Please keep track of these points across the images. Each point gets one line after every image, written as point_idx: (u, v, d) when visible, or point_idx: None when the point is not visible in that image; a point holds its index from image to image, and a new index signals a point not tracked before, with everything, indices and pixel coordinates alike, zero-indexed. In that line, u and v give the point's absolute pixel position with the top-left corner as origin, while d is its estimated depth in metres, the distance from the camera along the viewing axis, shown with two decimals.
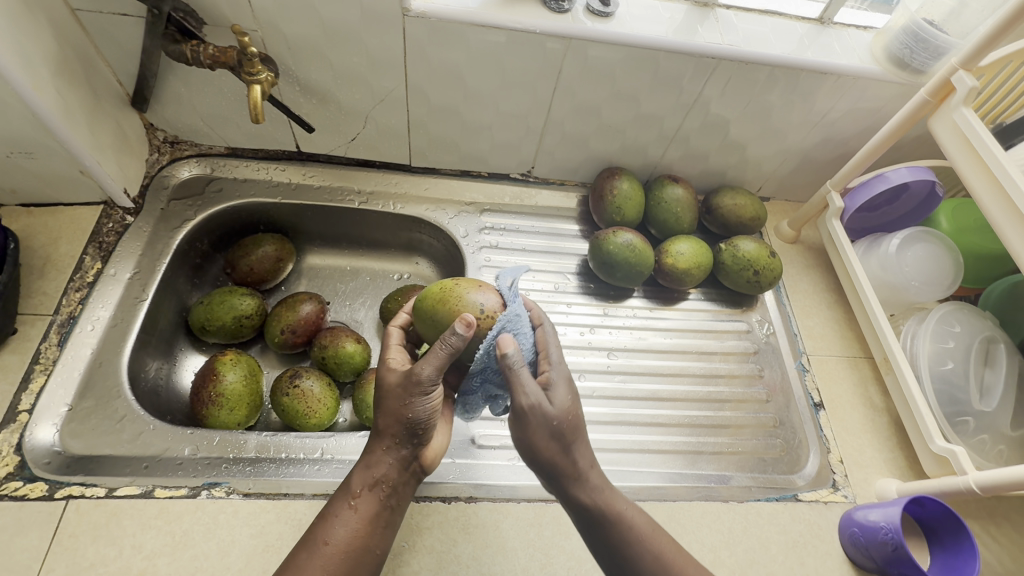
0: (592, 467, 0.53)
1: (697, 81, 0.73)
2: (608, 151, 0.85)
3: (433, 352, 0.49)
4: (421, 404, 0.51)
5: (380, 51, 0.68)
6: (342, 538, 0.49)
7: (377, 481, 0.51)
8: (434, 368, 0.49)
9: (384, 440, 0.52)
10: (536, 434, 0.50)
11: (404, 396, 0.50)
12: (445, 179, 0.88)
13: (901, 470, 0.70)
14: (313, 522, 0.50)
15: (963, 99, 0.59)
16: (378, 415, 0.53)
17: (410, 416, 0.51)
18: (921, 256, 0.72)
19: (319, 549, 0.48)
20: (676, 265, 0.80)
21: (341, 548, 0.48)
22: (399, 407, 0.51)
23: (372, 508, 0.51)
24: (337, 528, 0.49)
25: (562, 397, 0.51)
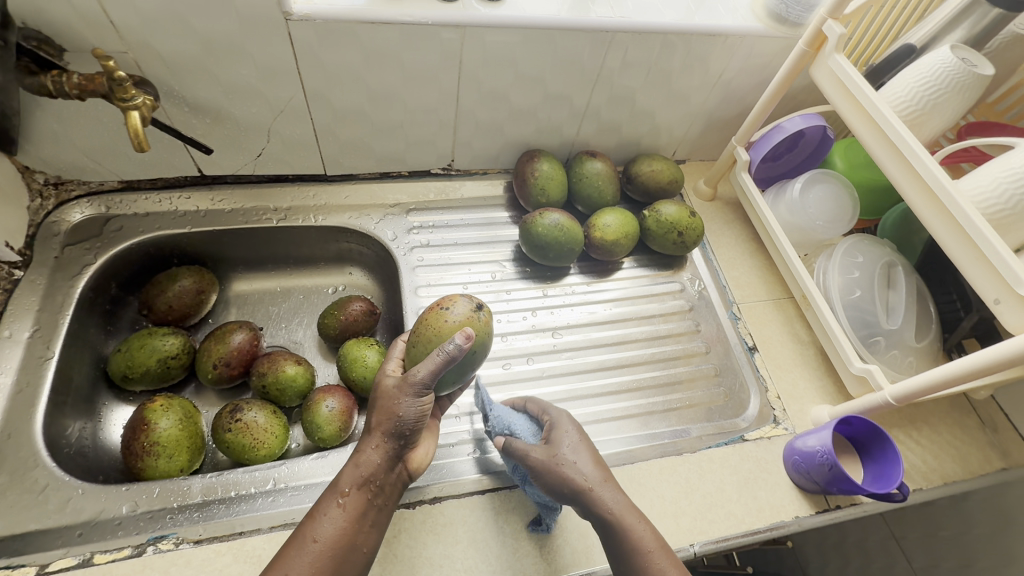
0: (609, 486, 0.56)
1: (597, 56, 0.74)
2: (524, 135, 0.85)
3: (428, 359, 0.52)
4: (412, 405, 0.54)
5: (269, 60, 0.65)
6: (329, 535, 0.50)
7: (367, 480, 0.53)
8: (426, 374, 0.52)
9: (374, 438, 0.54)
10: (547, 472, 0.56)
11: (397, 396, 0.54)
12: (365, 183, 0.85)
13: (831, 395, 0.76)
14: (299, 526, 0.51)
15: (835, 46, 0.64)
16: (372, 414, 0.56)
17: (399, 415, 0.54)
18: (823, 196, 0.78)
19: (308, 547, 0.49)
20: (605, 238, 0.82)
21: (328, 544, 0.50)
22: (392, 408, 0.54)
23: (360, 504, 0.53)
24: (325, 526, 0.51)
25: (565, 432, 0.60)
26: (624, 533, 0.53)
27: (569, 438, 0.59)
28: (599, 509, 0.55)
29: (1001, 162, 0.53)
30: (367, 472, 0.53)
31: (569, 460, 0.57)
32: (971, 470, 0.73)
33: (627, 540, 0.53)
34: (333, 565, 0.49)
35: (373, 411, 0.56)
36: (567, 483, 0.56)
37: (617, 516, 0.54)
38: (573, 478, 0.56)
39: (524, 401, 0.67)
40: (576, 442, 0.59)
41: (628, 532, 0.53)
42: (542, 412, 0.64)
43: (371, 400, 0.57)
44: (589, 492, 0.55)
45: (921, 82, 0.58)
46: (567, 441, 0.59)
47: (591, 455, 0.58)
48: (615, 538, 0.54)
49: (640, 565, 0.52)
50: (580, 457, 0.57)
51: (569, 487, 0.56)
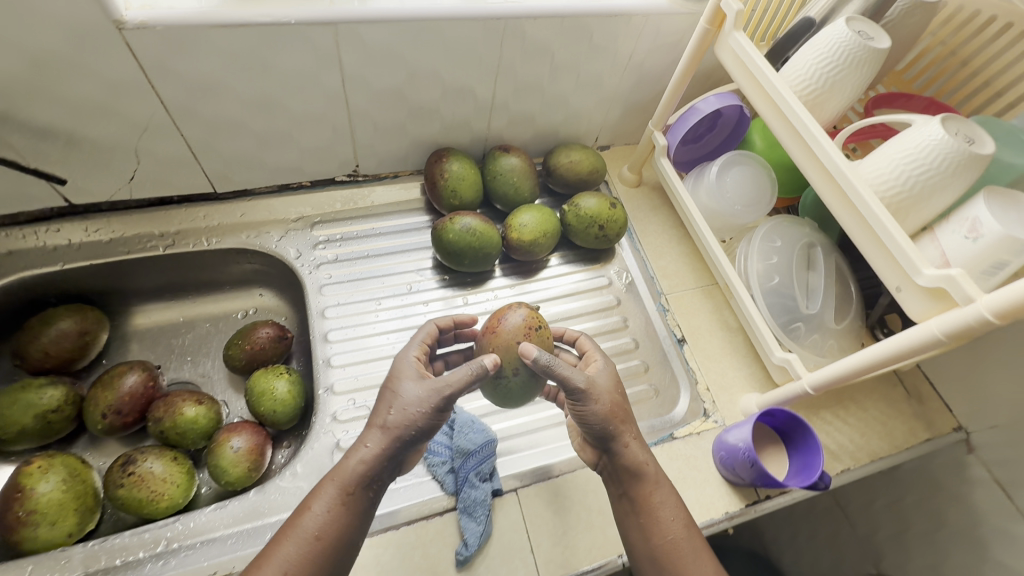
0: (637, 438, 0.57)
1: (493, 46, 0.69)
2: (431, 133, 0.79)
3: (459, 373, 0.52)
4: (427, 410, 0.51)
5: (115, 75, 0.57)
6: (331, 530, 0.50)
7: (370, 479, 0.52)
8: (450, 387, 0.52)
9: (381, 436, 0.52)
10: (587, 415, 0.55)
11: (417, 402, 0.52)
12: (262, 198, 0.79)
13: (759, 382, 0.75)
14: (298, 514, 0.50)
15: (734, 23, 0.60)
16: (385, 407, 0.53)
17: (412, 421, 0.52)
18: (741, 178, 0.75)
19: (309, 543, 0.49)
20: (523, 239, 0.78)
21: (327, 540, 0.49)
22: (407, 414, 0.51)
23: (359, 503, 0.51)
24: (323, 521, 0.50)
25: (603, 379, 0.57)
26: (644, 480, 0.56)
27: (606, 384, 0.57)
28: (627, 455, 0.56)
29: (898, 140, 0.51)
30: (370, 471, 0.51)
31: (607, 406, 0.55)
32: (896, 444, 0.74)
33: (641, 486, 0.56)
34: (330, 558, 0.49)
35: (386, 406, 0.53)
36: (611, 427, 0.55)
37: (638, 465, 0.56)
38: (618, 423, 0.55)
39: (577, 337, 0.66)
40: (615, 394, 0.56)
41: (644, 481, 0.56)
42: (591, 354, 0.62)
43: (382, 395, 0.54)
44: (619, 444, 0.56)
45: (818, 60, 0.55)
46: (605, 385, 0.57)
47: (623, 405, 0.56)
48: (632, 482, 0.56)
49: (640, 505, 0.56)
50: (624, 405, 0.56)
51: (608, 430, 0.55)
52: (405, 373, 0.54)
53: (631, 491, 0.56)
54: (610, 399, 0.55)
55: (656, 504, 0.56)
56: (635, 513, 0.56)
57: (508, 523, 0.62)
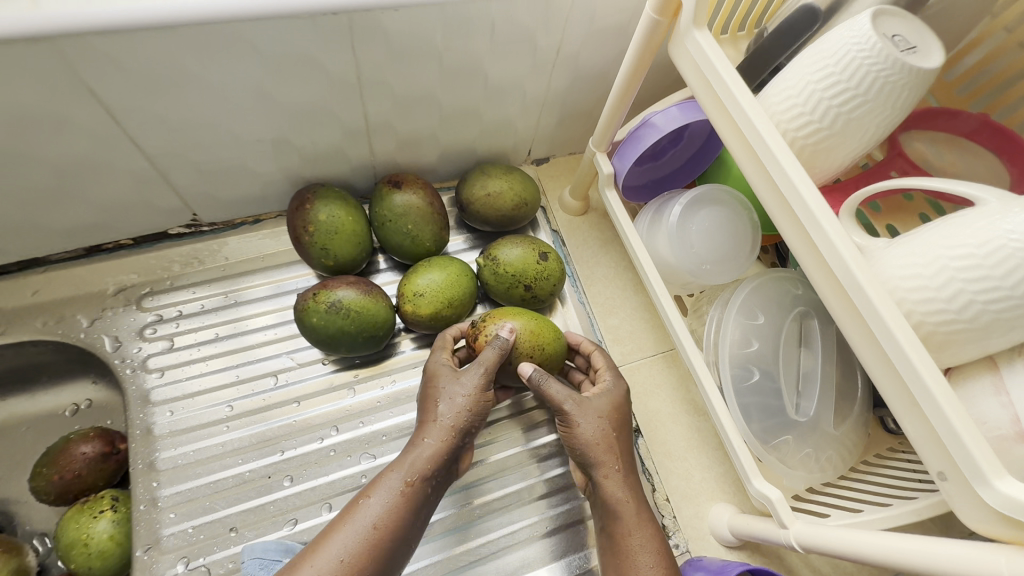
0: (629, 472, 0.49)
1: (342, 51, 0.47)
2: (288, 168, 0.58)
3: (486, 355, 0.49)
4: (478, 403, 0.49)
5: None
6: (390, 522, 0.44)
7: (432, 474, 0.46)
8: (484, 369, 0.49)
9: (435, 430, 0.48)
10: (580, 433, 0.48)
11: (466, 396, 0.49)
12: (63, 268, 0.58)
13: (734, 485, 0.58)
14: (353, 503, 0.44)
15: (693, 17, 0.39)
16: (433, 398, 0.49)
17: (468, 414, 0.49)
18: (710, 226, 0.54)
19: (367, 535, 0.42)
20: (420, 312, 0.57)
21: (388, 534, 0.43)
22: (462, 408, 0.48)
23: (420, 499, 0.46)
24: (384, 509, 0.44)
25: (610, 385, 0.52)
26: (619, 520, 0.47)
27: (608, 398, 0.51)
28: (603, 490, 0.48)
29: (951, 225, 0.32)
30: (433, 465, 0.46)
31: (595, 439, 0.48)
32: None
33: (618, 525, 0.48)
34: (383, 559, 0.42)
35: (427, 405, 0.49)
36: (580, 456, 0.49)
37: (613, 502, 0.48)
38: (602, 454, 0.48)
39: (594, 350, 0.57)
40: (616, 415, 0.51)
41: (618, 522, 0.48)
42: (603, 368, 0.54)
43: (427, 393, 0.51)
44: (602, 478, 0.48)
45: (822, 82, 0.35)
46: (614, 397, 0.52)
47: (623, 426, 0.50)
48: (609, 518, 0.48)
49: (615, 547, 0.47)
50: (614, 437, 0.49)
51: (579, 459, 0.49)
52: (443, 373, 0.51)
53: (610, 527, 0.48)
54: (618, 415, 0.51)
55: (633, 547, 0.47)
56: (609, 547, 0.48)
57: None
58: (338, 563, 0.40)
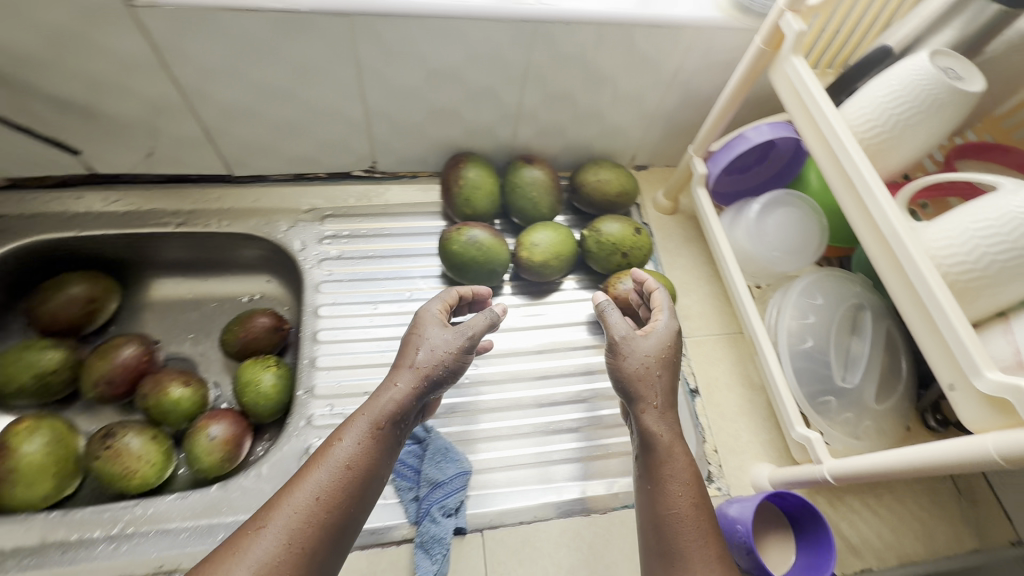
0: (670, 410, 0.51)
1: (522, 50, 0.64)
2: (451, 137, 0.75)
3: (478, 318, 0.55)
4: (456, 357, 0.53)
5: (126, 52, 0.56)
6: (362, 462, 0.47)
7: (400, 417, 0.50)
8: (465, 334, 0.54)
9: (412, 374, 0.51)
10: (625, 363, 0.53)
11: (446, 344, 0.53)
12: (275, 187, 0.78)
13: (778, 451, 0.67)
14: (326, 445, 0.47)
15: (793, 47, 0.53)
16: (408, 349, 0.53)
17: (445, 364, 0.52)
18: (783, 222, 0.66)
19: (339, 473, 0.45)
20: (534, 258, 0.72)
21: (358, 475, 0.46)
22: (436, 358, 0.52)
23: (390, 442, 0.49)
24: (356, 451, 0.47)
25: (660, 332, 0.55)
26: (654, 452, 0.49)
27: (660, 340, 0.54)
28: (641, 422, 0.51)
29: (976, 204, 0.43)
30: (404, 410, 0.50)
31: (645, 363, 0.53)
32: (935, 550, 0.63)
33: (653, 457, 0.50)
34: (356, 495, 0.46)
35: (409, 348, 0.53)
36: (631, 388, 0.52)
37: (651, 436, 0.50)
38: (642, 387, 0.52)
39: (655, 288, 0.61)
40: (666, 354, 0.54)
41: (656, 453, 0.50)
42: (660, 307, 0.58)
43: (407, 339, 0.55)
44: (643, 406, 0.51)
45: (888, 97, 0.47)
46: (664, 346, 0.54)
47: (671, 365, 0.53)
48: (643, 452, 0.51)
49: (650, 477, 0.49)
50: (662, 371, 0.52)
51: (631, 392, 0.52)
52: (428, 323, 0.55)
53: (648, 457, 0.50)
54: (665, 359, 0.53)
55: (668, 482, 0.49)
56: (643, 477, 0.50)
57: (467, 567, 0.56)
58: (313, 500, 0.44)
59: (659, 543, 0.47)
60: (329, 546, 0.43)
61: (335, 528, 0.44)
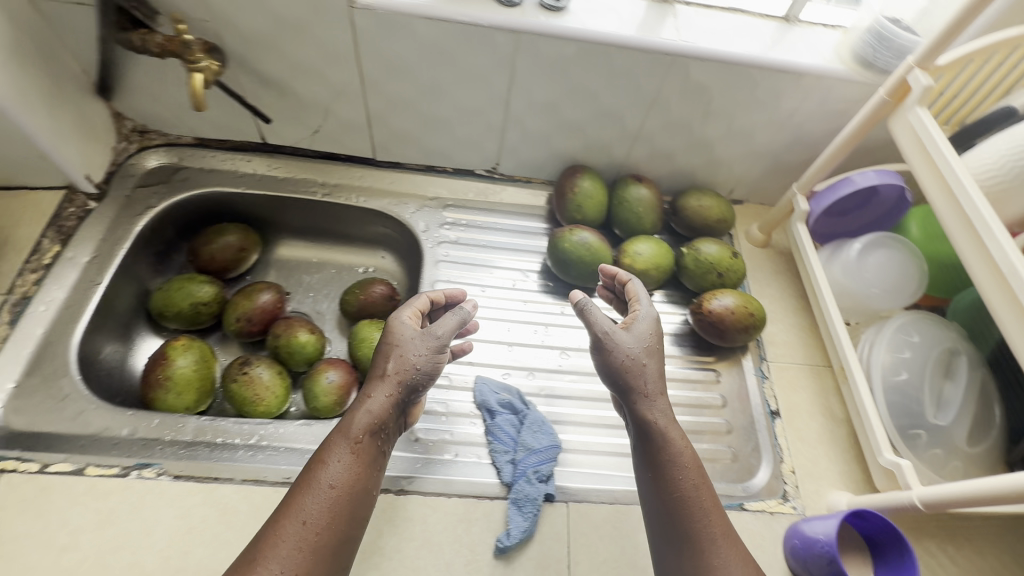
0: (661, 396, 0.55)
1: (655, 78, 0.71)
2: (571, 149, 0.83)
3: (449, 319, 0.57)
4: (429, 358, 0.54)
5: (331, 43, 0.67)
6: (346, 480, 0.48)
7: (378, 427, 0.51)
8: (437, 335, 0.55)
9: (387, 385, 0.53)
10: (612, 358, 0.56)
11: (418, 349, 0.54)
12: (407, 174, 0.88)
13: (856, 482, 0.68)
14: (309, 469, 0.48)
15: (918, 99, 0.58)
16: (379, 360, 0.54)
17: (417, 366, 0.54)
18: (883, 262, 0.70)
19: (329, 494, 0.47)
20: (635, 266, 0.78)
21: (343, 493, 0.48)
22: (412, 363, 0.53)
23: (371, 453, 0.51)
24: (341, 473, 0.48)
25: (643, 328, 0.58)
26: (653, 440, 0.54)
27: (641, 330, 0.58)
28: (640, 410, 0.55)
29: None
30: (381, 419, 0.52)
31: (639, 357, 0.56)
32: None
33: (653, 445, 0.54)
34: (351, 508, 0.48)
35: (383, 357, 0.54)
36: (626, 378, 0.55)
37: (652, 425, 0.54)
38: (632, 378, 0.55)
39: (627, 279, 0.66)
40: (651, 343, 0.57)
41: (657, 440, 0.54)
42: (636, 296, 0.62)
43: (382, 346, 0.55)
44: (643, 395, 0.55)
45: None
46: (644, 344, 0.57)
47: (657, 351, 0.57)
48: (644, 441, 0.54)
49: (657, 466, 0.53)
50: (648, 364, 0.56)
51: (627, 382, 0.55)
52: (401, 329, 0.55)
53: (649, 444, 0.54)
54: (649, 350, 0.57)
55: (675, 476, 0.53)
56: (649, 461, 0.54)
57: (552, 532, 0.60)
58: (302, 526, 0.45)
59: (669, 531, 0.52)
60: (329, 559, 0.46)
61: (337, 543, 0.46)
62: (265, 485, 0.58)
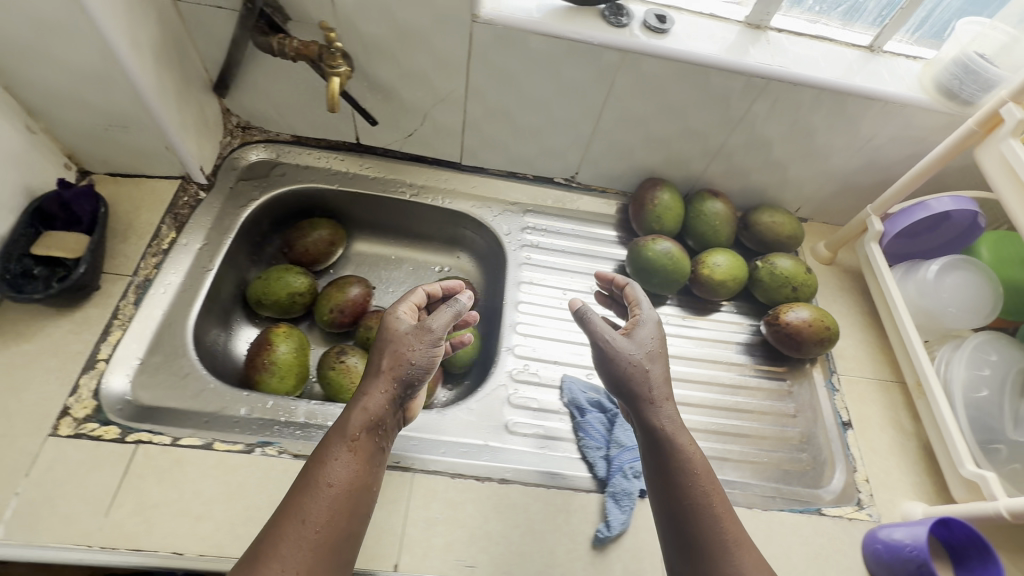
0: (668, 401, 0.57)
1: (746, 99, 0.75)
2: (651, 162, 0.87)
3: (443, 314, 0.57)
4: (424, 353, 0.55)
5: (446, 53, 0.71)
6: (345, 478, 0.49)
7: (375, 423, 0.52)
8: (431, 329, 0.56)
9: (381, 381, 0.54)
10: (616, 365, 0.58)
11: (412, 343, 0.55)
12: (490, 179, 0.91)
13: (928, 493, 0.71)
14: (308, 468, 0.49)
15: (1012, 130, 0.61)
16: (376, 357, 0.55)
17: (412, 362, 0.54)
18: (958, 283, 0.73)
19: (328, 492, 0.47)
20: (714, 277, 0.81)
21: (343, 490, 0.48)
22: (406, 358, 0.54)
23: (369, 450, 0.51)
24: (341, 470, 0.49)
25: (648, 334, 0.60)
26: (663, 447, 0.55)
27: (648, 337, 0.60)
28: (653, 416, 0.56)
29: None
30: (378, 415, 0.52)
31: (644, 365, 0.58)
32: None
33: (662, 451, 0.55)
34: (352, 506, 0.48)
35: (378, 353, 0.55)
36: (631, 386, 0.57)
37: (659, 430, 0.55)
38: (638, 385, 0.57)
39: (626, 283, 0.69)
40: (657, 347, 0.59)
41: (667, 446, 0.55)
42: (636, 301, 0.65)
43: (380, 343, 0.56)
44: (650, 403, 0.56)
45: None
46: (647, 352, 0.58)
47: (663, 356, 0.59)
48: (655, 449, 0.55)
49: (666, 471, 0.54)
50: (651, 371, 0.58)
51: (633, 390, 0.57)
52: (396, 326, 0.57)
53: (659, 450, 0.55)
54: (657, 357, 0.59)
55: (687, 481, 0.53)
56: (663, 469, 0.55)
57: (648, 527, 0.62)
58: (302, 525, 0.45)
59: (682, 538, 0.52)
60: (330, 556, 0.46)
61: (340, 542, 0.47)
62: None
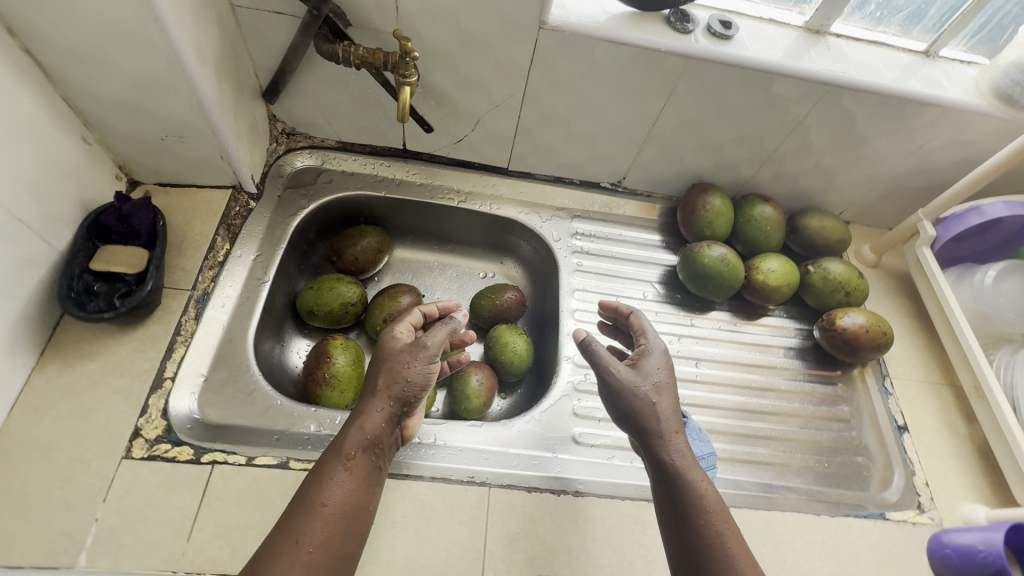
0: (677, 435, 0.55)
1: (804, 105, 0.75)
2: (701, 167, 0.87)
3: (439, 330, 0.57)
4: (421, 371, 0.55)
5: (507, 59, 0.70)
6: (339, 499, 0.48)
7: (374, 443, 0.51)
8: (428, 346, 0.55)
9: (380, 400, 0.53)
10: (621, 395, 0.57)
11: (408, 361, 0.55)
12: (537, 184, 0.90)
13: (987, 495, 0.72)
14: (307, 489, 0.48)
15: None
16: (374, 376, 0.55)
17: (409, 379, 0.54)
18: (1014, 288, 0.76)
19: (323, 513, 0.46)
20: (769, 282, 0.81)
21: (337, 510, 0.47)
22: (403, 376, 0.54)
23: (366, 469, 0.50)
24: (338, 490, 0.48)
25: (654, 364, 0.59)
26: (673, 482, 0.53)
27: (654, 368, 0.59)
28: (664, 452, 0.54)
29: None
30: (374, 435, 0.52)
31: (649, 396, 0.56)
32: None
33: (672, 487, 0.53)
34: (344, 528, 0.47)
35: (375, 372, 0.55)
36: (639, 420, 0.56)
37: (669, 465, 0.54)
38: (645, 418, 0.55)
39: (630, 310, 0.67)
40: (664, 378, 0.58)
41: (675, 481, 0.53)
42: (640, 330, 0.64)
43: (377, 362, 0.56)
44: (660, 437, 0.55)
45: None
46: (654, 383, 0.57)
47: (671, 391, 0.58)
48: (665, 484, 0.54)
49: (676, 508, 0.52)
50: (658, 404, 0.56)
51: (641, 424, 0.55)
52: (392, 344, 0.57)
53: (667, 485, 0.53)
54: (664, 388, 0.57)
55: (695, 516, 0.51)
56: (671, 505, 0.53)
57: None
58: (296, 545, 0.44)
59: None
60: None
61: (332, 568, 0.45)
62: (453, 483, 0.62)
